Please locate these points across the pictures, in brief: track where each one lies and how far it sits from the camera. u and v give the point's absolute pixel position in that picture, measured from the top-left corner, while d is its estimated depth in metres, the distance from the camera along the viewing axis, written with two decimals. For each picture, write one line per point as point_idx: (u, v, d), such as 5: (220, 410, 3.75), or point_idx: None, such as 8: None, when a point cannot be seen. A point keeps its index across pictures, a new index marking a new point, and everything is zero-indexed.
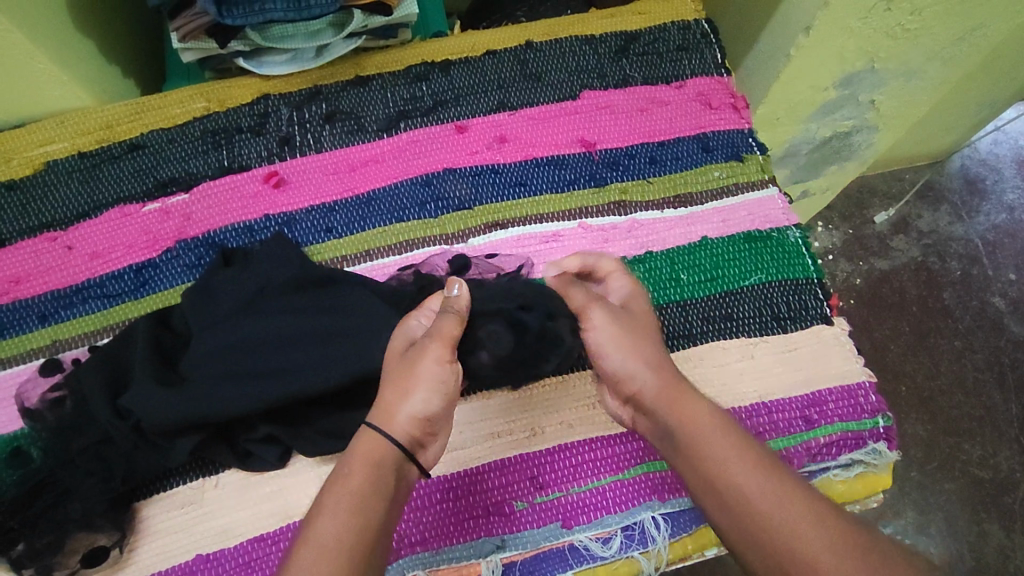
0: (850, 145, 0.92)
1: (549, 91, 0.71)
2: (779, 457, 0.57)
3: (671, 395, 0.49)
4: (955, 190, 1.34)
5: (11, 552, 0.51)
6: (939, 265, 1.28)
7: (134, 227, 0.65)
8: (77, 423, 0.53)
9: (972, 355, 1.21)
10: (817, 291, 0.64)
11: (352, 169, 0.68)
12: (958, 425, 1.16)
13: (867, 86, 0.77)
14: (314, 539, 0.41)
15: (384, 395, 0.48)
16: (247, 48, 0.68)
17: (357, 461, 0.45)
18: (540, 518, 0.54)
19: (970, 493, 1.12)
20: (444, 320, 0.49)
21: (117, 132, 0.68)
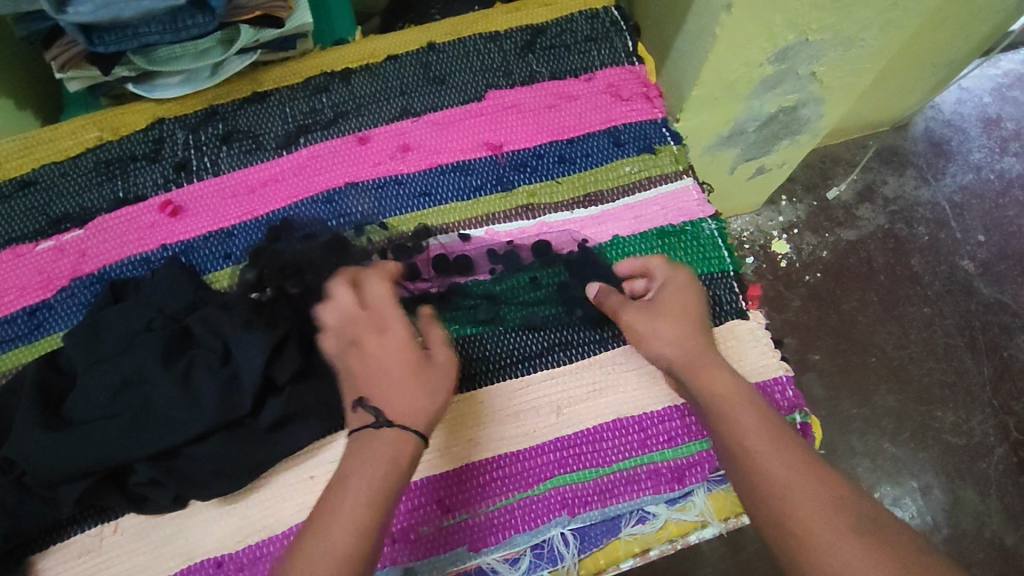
0: (798, 119, 0.81)
1: (453, 94, 0.69)
2: (690, 462, 0.57)
3: (700, 355, 0.52)
4: (920, 153, 1.26)
5: None
6: (905, 232, 1.19)
7: (28, 267, 0.63)
8: None
9: (942, 320, 1.13)
10: (732, 284, 0.63)
11: (250, 191, 0.66)
12: (930, 392, 1.09)
13: (805, 59, 0.66)
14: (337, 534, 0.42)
15: (413, 398, 0.48)
16: (134, 73, 0.65)
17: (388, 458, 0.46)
18: (446, 543, 0.54)
19: (944, 461, 1.05)
20: (437, 330, 0.54)
21: (7, 169, 0.67)
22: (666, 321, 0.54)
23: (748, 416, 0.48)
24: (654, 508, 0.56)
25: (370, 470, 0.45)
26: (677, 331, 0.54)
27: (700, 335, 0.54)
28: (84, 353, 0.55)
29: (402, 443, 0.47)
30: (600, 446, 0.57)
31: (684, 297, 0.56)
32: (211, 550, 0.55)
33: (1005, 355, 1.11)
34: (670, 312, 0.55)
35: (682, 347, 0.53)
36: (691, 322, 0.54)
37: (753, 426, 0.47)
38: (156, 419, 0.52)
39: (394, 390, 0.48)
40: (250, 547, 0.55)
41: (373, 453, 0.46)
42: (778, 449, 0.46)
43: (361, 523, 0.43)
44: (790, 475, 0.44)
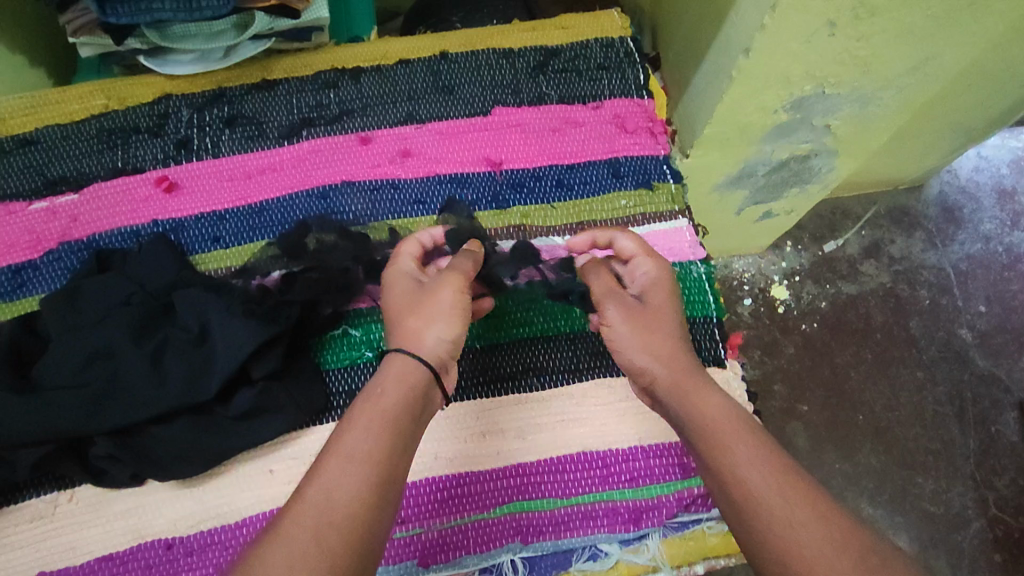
0: (808, 168, 0.81)
1: (460, 106, 0.69)
2: (649, 504, 0.56)
3: (682, 372, 0.49)
4: (931, 217, 1.25)
5: None
6: (907, 293, 1.18)
7: (19, 226, 0.64)
8: None
9: (934, 387, 1.12)
10: (714, 331, 0.62)
11: (247, 177, 0.66)
12: (912, 457, 1.07)
13: (821, 111, 0.66)
14: (343, 449, 0.41)
15: (406, 322, 0.48)
16: (146, 47, 0.66)
17: (390, 381, 0.45)
18: (395, 555, 0.53)
19: (921, 528, 1.04)
20: (461, 260, 0.53)
21: (11, 125, 0.67)
22: (647, 332, 0.51)
23: (748, 447, 0.44)
24: (607, 546, 0.56)
25: (379, 402, 0.44)
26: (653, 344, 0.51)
27: (681, 351, 0.50)
28: (58, 319, 0.54)
29: (406, 373, 0.46)
30: (563, 478, 0.56)
31: (659, 296, 0.53)
32: (162, 531, 0.54)
33: (992, 430, 1.10)
34: (646, 317, 0.52)
35: (669, 365, 0.49)
36: (671, 333, 0.51)
37: (745, 453, 0.43)
38: (118, 395, 0.51)
39: (403, 313, 0.49)
40: (201, 534, 0.54)
41: (380, 392, 0.45)
42: (774, 481, 0.41)
43: (374, 439, 0.42)
44: (789, 513, 0.40)
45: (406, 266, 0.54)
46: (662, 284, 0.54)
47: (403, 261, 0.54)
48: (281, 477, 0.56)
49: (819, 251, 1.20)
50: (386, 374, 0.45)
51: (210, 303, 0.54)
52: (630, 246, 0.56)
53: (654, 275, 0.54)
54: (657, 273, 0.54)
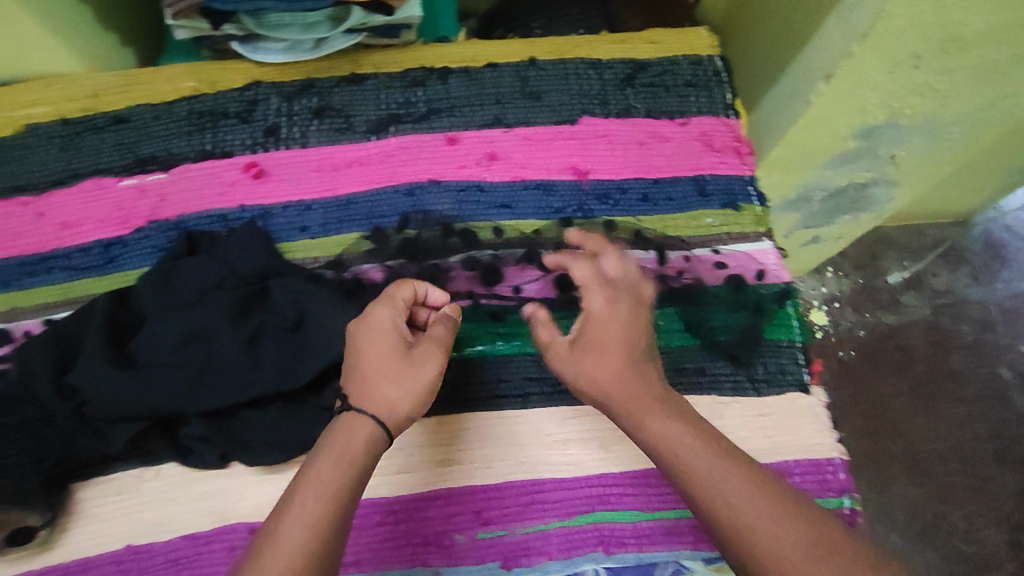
0: (868, 197, 0.79)
1: (547, 112, 0.69)
2: None
3: (633, 400, 0.45)
4: (975, 253, 1.24)
5: None
6: (949, 327, 1.18)
7: (110, 201, 0.65)
8: (20, 399, 0.54)
9: (974, 424, 1.10)
10: (797, 356, 0.61)
11: (334, 169, 0.66)
12: (949, 492, 1.06)
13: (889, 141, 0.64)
14: (299, 514, 0.39)
15: (382, 389, 0.45)
16: (241, 33, 0.66)
17: (353, 446, 0.43)
18: (478, 555, 0.53)
19: (954, 565, 1.02)
20: (444, 327, 0.50)
21: (103, 102, 0.68)
22: (597, 359, 0.47)
23: (711, 470, 0.41)
24: (691, 563, 0.54)
25: (343, 461, 0.42)
26: (610, 356, 0.47)
27: (631, 371, 0.46)
28: (155, 299, 0.55)
29: (358, 444, 0.43)
30: (646, 491, 0.56)
31: (609, 323, 0.49)
32: (246, 515, 0.54)
33: None
34: (601, 340, 0.48)
35: (614, 389, 0.46)
36: (623, 358, 0.47)
37: (709, 474, 0.41)
38: (213, 376, 0.52)
39: (379, 385, 0.46)
40: None
41: (320, 465, 0.41)
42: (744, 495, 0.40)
43: (334, 500, 0.40)
44: (773, 535, 0.39)
45: (394, 315, 0.49)
46: (608, 305, 0.49)
47: (394, 306, 0.50)
48: None
49: (859, 280, 1.20)
50: (350, 443, 0.43)
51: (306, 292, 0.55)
52: (612, 268, 0.53)
53: (603, 302, 0.50)
54: (604, 297, 0.50)
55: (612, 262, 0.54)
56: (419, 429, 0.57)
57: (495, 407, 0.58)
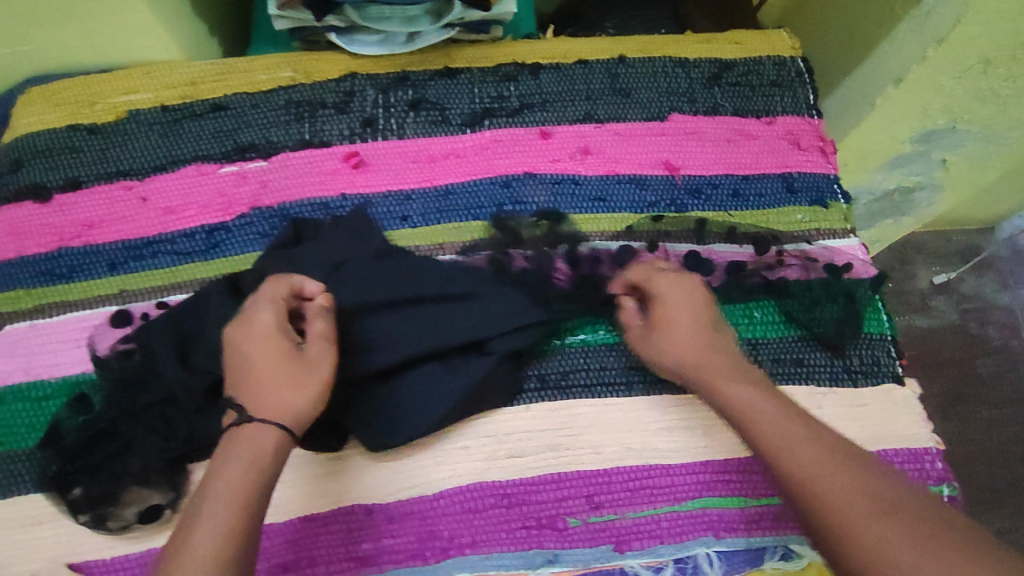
0: (928, 144, 0.92)
1: (637, 109, 0.70)
2: None
3: (704, 366, 0.53)
4: (1003, 259, 1.26)
5: (69, 495, 0.54)
6: (976, 331, 1.19)
7: (211, 187, 0.66)
8: (143, 377, 0.55)
9: (1004, 427, 1.11)
10: (890, 348, 0.62)
11: (432, 160, 0.68)
12: (980, 494, 1.07)
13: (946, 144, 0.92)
14: (206, 523, 0.41)
15: (285, 394, 0.47)
16: (343, 24, 0.68)
17: (242, 457, 0.45)
18: (591, 538, 0.56)
19: None
20: (320, 322, 0.52)
21: (201, 89, 0.68)
22: (672, 333, 0.55)
23: (791, 436, 0.47)
24: (797, 547, 0.56)
25: (225, 473, 0.43)
26: (688, 335, 0.55)
27: (705, 344, 0.54)
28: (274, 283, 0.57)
29: (251, 451, 0.45)
30: (752, 477, 0.57)
31: (677, 299, 0.56)
32: (361, 497, 0.57)
33: None
34: (675, 320, 0.55)
35: (692, 355, 0.54)
36: (698, 332, 0.55)
37: (787, 441, 0.46)
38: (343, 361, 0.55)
39: (263, 387, 0.47)
40: (401, 503, 0.57)
41: (228, 473, 0.43)
42: (820, 460, 0.45)
43: (235, 506, 0.42)
44: (846, 495, 0.43)
45: (275, 315, 0.50)
46: (676, 290, 0.57)
47: (269, 307, 0.50)
48: (478, 452, 0.58)
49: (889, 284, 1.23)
50: (247, 452, 0.45)
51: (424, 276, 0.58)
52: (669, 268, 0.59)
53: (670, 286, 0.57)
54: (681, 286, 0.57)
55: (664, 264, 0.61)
56: (526, 415, 0.59)
57: (604, 394, 0.60)
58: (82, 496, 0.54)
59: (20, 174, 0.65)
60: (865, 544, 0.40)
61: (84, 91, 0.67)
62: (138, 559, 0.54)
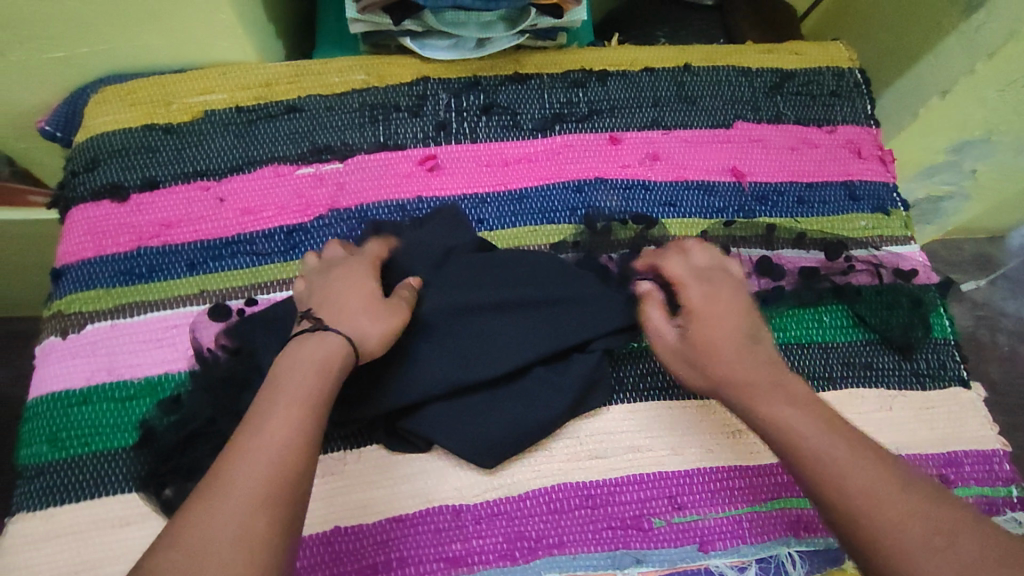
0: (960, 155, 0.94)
1: (703, 116, 0.72)
2: None
3: (744, 387, 0.50)
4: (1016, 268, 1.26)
5: (162, 494, 0.54)
6: (987, 338, 1.19)
7: (288, 188, 0.66)
8: (239, 376, 0.57)
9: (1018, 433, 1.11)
10: (955, 353, 0.64)
11: (504, 164, 0.69)
12: None
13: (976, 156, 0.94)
14: (270, 430, 0.42)
15: (354, 315, 0.50)
16: (418, 29, 0.69)
17: (311, 366, 0.45)
18: (676, 539, 0.57)
19: None
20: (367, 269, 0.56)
21: (276, 91, 0.70)
22: (705, 351, 0.52)
23: (835, 456, 0.44)
24: None
25: (298, 384, 0.44)
26: (731, 350, 0.51)
27: (741, 359, 0.51)
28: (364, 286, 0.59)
29: (324, 347, 0.47)
30: None
31: (711, 314, 0.53)
32: (449, 497, 0.57)
33: None
34: (705, 335, 0.52)
35: (728, 374, 0.51)
36: (727, 349, 0.52)
37: (837, 461, 0.44)
38: (432, 363, 0.56)
39: (334, 304, 0.50)
40: (489, 503, 0.57)
41: (294, 381, 0.44)
42: (870, 484, 0.43)
43: (301, 416, 0.43)
44: (896, 525, 0.41)
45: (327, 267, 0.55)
46: (710, 302, 0.54)
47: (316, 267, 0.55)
48: (561, 454, 0.59)
49: None
50: (311, 359, 0.46)
51: (533, 277, 0.60)
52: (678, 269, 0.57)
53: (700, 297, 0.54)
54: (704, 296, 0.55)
55: (704, 256, 0.58)
56: (609, 418, 0.60)
57: (684, 397, 0.61)
58: (176, 495, 0.54)
59: (97, 172, 0.66)
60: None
61: (159, 90, 0.69)
62: None
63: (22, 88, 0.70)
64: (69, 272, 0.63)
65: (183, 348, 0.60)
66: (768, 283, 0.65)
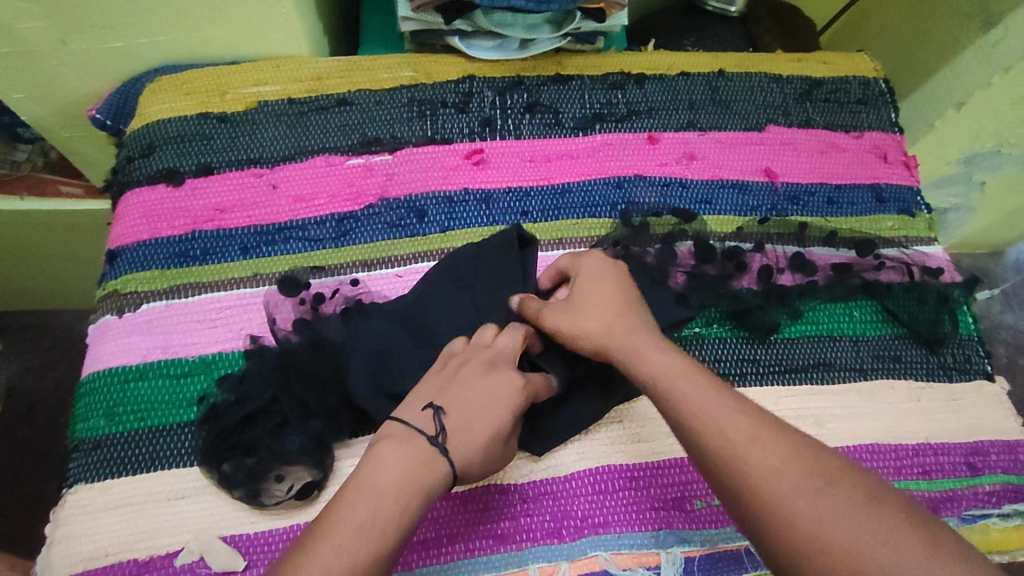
0: (971, 165, 0.97)
1: (736, 119, 0.75)
2: (946, 496, 0.60)
3: (627, 341, 0.52)
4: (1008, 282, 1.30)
5: (221, 469, 0.55)
6: None
7: (339, 178, 0.68)
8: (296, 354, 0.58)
9: None
10: (978, 348, 0.67)
11: (547, 160, 0.71)
12: None
13: (986, 168, 0.98)
14: (357, 506, 0.43)
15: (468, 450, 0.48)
16: (466, 28, 0.71)
17: (407, 462, 0.46)
18: (717, 520, 0.59)
19: None
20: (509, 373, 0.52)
21: (326, 84, 0.72)
22: (588, 312, 0.55)
23: (700, 394, 0.47)
24: None
25: (387, 467, 0.45)
26: (605, 309, 0.55)
27: (622, 319, 0.54)
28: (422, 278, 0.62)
29: (431, 459, 0.47)
30: None
31: (592, 285, 0.56)
32: (496, 478, 0.58)
33: None
34: (585, 301, 0.55)
35: (610, 333, 0.53)
36: (607, 309, 0.55)
37: (704, 400, 0.47)
38: None
39: (473, 420, 0.49)
40: (535, 484, 0.59)
41: (389, 466, 0.45)
42: (730, 416, 0.46)
43: (398, 496, 0.44)
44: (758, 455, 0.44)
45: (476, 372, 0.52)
46: (590, 276, 0.57)
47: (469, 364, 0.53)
48: (604, 438, 0.61)
49: None
50: (411, 456, 0.46)
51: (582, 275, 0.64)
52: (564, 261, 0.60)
53: (585, 270, 0.58)
54: (587, 268, 0.58)
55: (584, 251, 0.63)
56: (648, 406, 0.62)
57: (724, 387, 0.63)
58: (235, 471, 0.55)
59: (152, 158, 0.68)
60: (786, 515, 0.41)
61: (214, 80, 0.71)
62: (283, 535, 0.55)
63: (76, 76, 0.71)
64: (124, 253, 0.64)
65: (238, 329, 0.62)
66: (801, 279, 0.67)
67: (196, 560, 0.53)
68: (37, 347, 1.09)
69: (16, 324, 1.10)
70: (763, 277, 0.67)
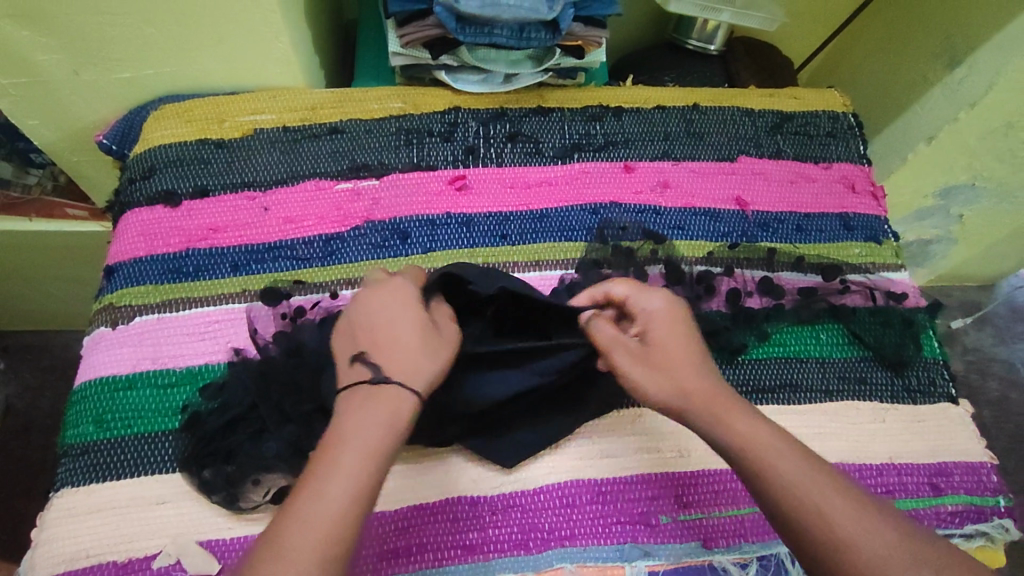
0: (947, 198, 1.00)
1: (710, 150, 0.78)
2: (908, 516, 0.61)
3: (716, 398, 0.51)
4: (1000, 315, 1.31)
5: (201, 475, 0.57)
6: (977, 381, 1.23)
7: (328, 201, 0.72)
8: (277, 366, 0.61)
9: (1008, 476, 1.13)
10: (944, 372, 0.69)
11: (526, 186, 0.74)
12: None
13: (962, 201, 1.00)
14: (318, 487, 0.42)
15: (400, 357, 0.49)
16: (452, 63, 0.76)
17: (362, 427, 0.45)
18: (682, 534, 0.60)
19: None
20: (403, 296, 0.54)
21: (319, 114, 0.76)
22: (664, 366, 0.53)
23: (745, 421, 0.49)
24: None
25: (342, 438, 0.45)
26: (689, 364, 0.53)
27: (704, 374, 0.53)
28: None
29: (384, 405, 0.46)
30: None
31: (665, 330, 0.55)
32: (466, 489, 0.60)
33: None
34: (661, 350, 0.54)
35: (686, 385, 0.52)
36: (688, 362, 0.53)
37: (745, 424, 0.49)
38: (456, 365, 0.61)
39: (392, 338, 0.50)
40: (503, 496, 0.60)
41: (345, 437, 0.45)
42: (775, 442, 0.48)
43: (357, 465, 0.43)
44: (801, 477, 0.46)
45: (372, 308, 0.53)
46: (665, 321, 0.56)
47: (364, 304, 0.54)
48: (573, 453, 0.62)
49: None
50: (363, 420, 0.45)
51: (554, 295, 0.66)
52: (622, 291, 0.58)
53: (656, 311, 0.56)
54: (661, 311, 0.56)
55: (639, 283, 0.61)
56: (617, 422, 0.64)
57: None
58: (215, 477, 0.57)
59: (152, 180, 0.72)
60: (831, 530, 0.43)
61: (213, 109, 0.75)
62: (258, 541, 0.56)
63: (85, 105, 0.76)
64: (121, 269, 0.68)
65: (225, 342, 0.64)
66: (769, 302, 0.70)
67: (173, 563, 0.55)
68: (36, 367, 1.12)
69: (16, 344, 1.14)
70: (731, 300, 0.69)
